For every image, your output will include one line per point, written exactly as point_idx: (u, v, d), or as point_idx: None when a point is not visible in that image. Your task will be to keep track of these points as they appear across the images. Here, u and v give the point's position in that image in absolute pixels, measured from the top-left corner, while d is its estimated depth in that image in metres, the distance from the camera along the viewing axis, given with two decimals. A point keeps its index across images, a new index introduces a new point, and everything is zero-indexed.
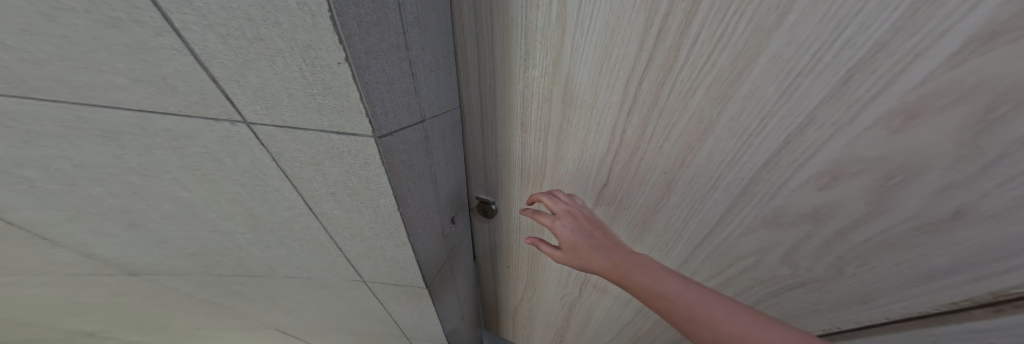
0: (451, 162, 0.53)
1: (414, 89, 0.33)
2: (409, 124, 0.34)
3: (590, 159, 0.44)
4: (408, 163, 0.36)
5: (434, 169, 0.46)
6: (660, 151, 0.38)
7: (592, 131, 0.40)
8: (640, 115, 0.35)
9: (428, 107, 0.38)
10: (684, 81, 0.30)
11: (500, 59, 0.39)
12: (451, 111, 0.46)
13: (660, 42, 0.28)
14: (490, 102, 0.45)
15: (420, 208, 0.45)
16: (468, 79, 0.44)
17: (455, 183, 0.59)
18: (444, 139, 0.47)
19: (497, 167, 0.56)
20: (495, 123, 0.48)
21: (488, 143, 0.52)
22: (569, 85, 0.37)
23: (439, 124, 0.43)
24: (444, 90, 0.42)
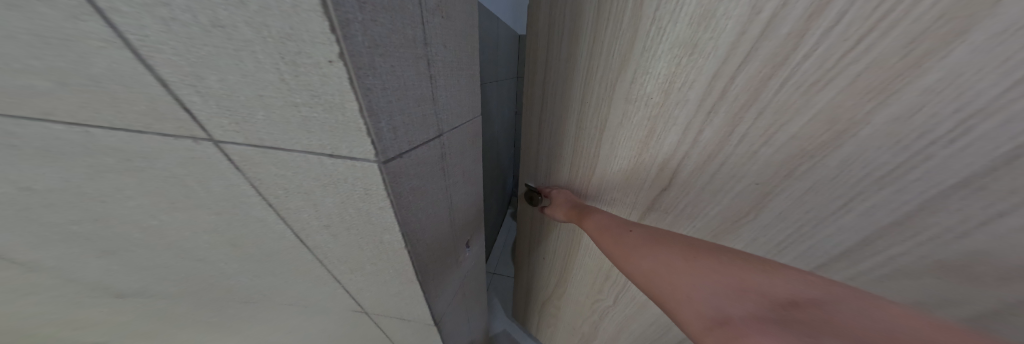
0: (465, 181, 0.47)
1: (426, 92, 0.27)
2: (425, 139, 0.29)
3: (648, 161, 0.42)
4: (420, 189, 0.31)
5: (450, 190, 0.41)
6: (754, 158, 0.33)
7: (665, 132, 0.38)
8: (729, 113, 0.31)
9: (442, 121, 0.33)
10: (806, 75, 0.25)
11: (566, 56, 0.47)
12: (460, 126, 0.40)
13: (774, 30, 0.25)
14: (552, 91, 0.53)
15: (432, 236, 0.39)
16: (538, 72, 0.55)
17: (470, 205, 0.52)
18: (459, 157, 0.41)
19: (548, 156, 0.61)
20: (553, 111, 0.54)
21: (545, 130, 0.59)
22: (642, 80, 0.37)
23: (451, 140, 0.37)
24: (453, 98, 0.36)
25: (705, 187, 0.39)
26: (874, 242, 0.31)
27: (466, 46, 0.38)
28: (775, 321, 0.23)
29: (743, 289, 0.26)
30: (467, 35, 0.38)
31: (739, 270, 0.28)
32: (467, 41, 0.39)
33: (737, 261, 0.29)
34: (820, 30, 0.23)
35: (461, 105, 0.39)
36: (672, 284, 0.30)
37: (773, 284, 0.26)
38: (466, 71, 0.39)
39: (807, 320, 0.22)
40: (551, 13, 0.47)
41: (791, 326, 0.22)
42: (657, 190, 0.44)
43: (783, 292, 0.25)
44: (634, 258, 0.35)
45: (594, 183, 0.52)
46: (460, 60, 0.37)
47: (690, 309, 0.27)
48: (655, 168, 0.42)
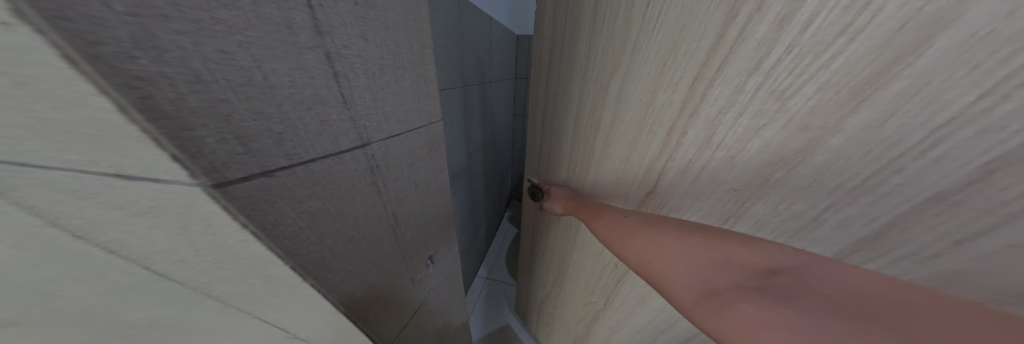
0: (397, 196, 0.41)
1: (332, 93, 0.23)
2: (326, 152, 0.23)
3: (637, 161, 0.42)
4: (335, 209, 0.27)
5: (375, 208, 0.35)
6: (732, 163, 0.32)
7: (653, 132, 0.38)
8: (707, 118, 0.31)
9: (357, 129, 0.27)
10: (778, 81, 0.25)
11: (568, 57, 0.50)
12: (390, 136, 0.35)
13: (750, 37, 0.25)
14: (558, 89, 0.56)
15: (349, 263, 0.33)
16: (543, 72, 0.59)
17: (406, 219, 0.47)
18: (386, 171, 0.36)
19: (552, 153, 0.63)
20: (559, 107, 0.57)
21: (551, 127, 0.61)
22: (632, 79, 0.38)
23: (375, 152, 0.32)
24: (380, 101, 0.31)
25: (685, 192, 0.38)
26: (847, 256, 0.29)
27: (403, 44, 0.33)
28: (757, 288, 0.26)
29: (729, 265, 0.29)
30: (408, 31, 0.34)
31: (723, 246, 0.30)
32: (408, 39, 0.34)
33: (722, 237, 0.31)
34: (791, 35, 0.23)
35: (393, 109, 0.34)
36: (664, 264, 0.32)
37: (753, 254, 0.29)
38: (405, 72, 0.35)
39: (781, 287, 0.25)
40: (558, 16, 0.51)
41: (769, 291, 0.25)
42: (643, 192, 0.43)
43: (763, 262, 0.28)
44: (627, 241, 0.37)
45: (591, 181, 0.53)
46: (398, 58, 0.33)
47: (684, 285, 0.30)
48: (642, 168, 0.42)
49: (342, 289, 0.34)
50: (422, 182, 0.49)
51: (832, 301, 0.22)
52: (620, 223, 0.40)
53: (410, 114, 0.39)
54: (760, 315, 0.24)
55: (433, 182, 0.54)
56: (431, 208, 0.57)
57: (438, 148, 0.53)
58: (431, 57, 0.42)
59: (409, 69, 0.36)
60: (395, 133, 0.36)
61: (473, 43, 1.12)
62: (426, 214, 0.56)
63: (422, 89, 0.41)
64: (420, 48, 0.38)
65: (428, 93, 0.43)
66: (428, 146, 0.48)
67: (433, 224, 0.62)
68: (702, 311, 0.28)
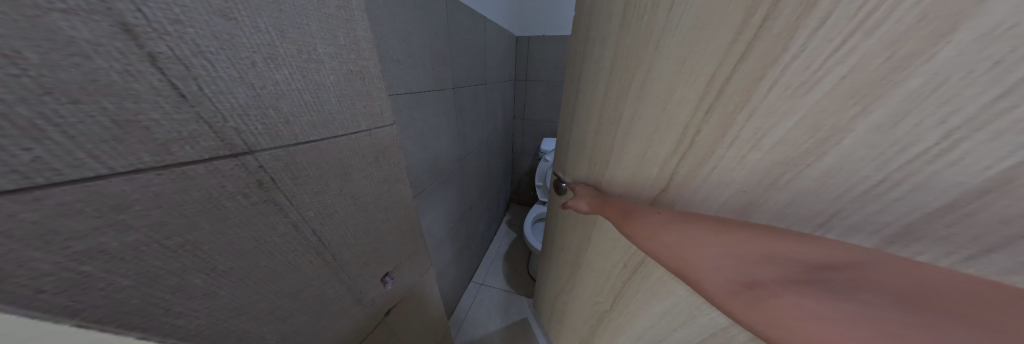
0: (319, 214, 0.34)
1: (165, 83, 0.17)
2: (141, 167, 0.17)
3: (649, 163, 0.32)
4: (183, 239, 0.20)
5: (272, 232, 0.28)
6: (738, 165, 0.23)
7: (661, 141, 0.29)
8: (722, 111, 0.23)
9: (225, 134, 0.21)
10: (792, 82, 0.18)
11: (598, 26, 0.39)
12: (297, 143, 0.28)
13: (772, 25, 0.18)
14: (576, 78, 0.47)
15: (224, 302, 0.26)
16: (576, 49, 0.47)
17: (339, 239, 0.39)
18: (293, 186, 0.29)
19: (569, 151, 0.53)
20: (575, 99, 0.48)
21: (568, 120, 0.53)
22: (647, 73, 0.30)
23: (267, 163, 0.25)
24: (277, 99, 0.25)
25: (685, 204, 0.28)
26: None
27: (315, 32, 0.28)
28: (800, 281, 0.19)
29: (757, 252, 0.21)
30: (323, 18, 0.29)
31: (763, 233, 0.22)
32: (325, 26, 0.29)
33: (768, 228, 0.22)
34: (807, 31, 0.17)
35: (304, 109, 0.28)
36: (690, 257, 0.26)
37: (802, 242, 0.20)
38: (321, 65, 0.29)
39: (839, 283, 0.17)
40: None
41: (816, 287, 0.18)
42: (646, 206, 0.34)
43: (817, 254, 0.19)
44: (645, 233, 0.30)
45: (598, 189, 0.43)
46: (308, 48, 0.27)
47: (708, 278, 0.24)
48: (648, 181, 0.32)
49: (219, 334, 0.26)
50: (365, 196, 0.42)
51: (896, 297, 0.15)
52: (636, 212, 0.33)
53: (336, 117, 0.33)
54: (796, 309, 0.18)
55: (386, 194, 0.47)
56: (384, 224, 0.50)
57: (389, 157, 0.46)
58: (368, 51, 0.37)
59: (328, 62, 0.30)
60: (309, 140, 0.29)
61: (467, 44, 1.05)
62: (376, 232, 0.48)
63: (354, 86, 0.35)
64: (345, 39, 0.32)
65: (366, 93, 0.38)
66: (373, 154, 0.41)
67: (389, 241, 0.54)
68: (732, 304, 0.22)
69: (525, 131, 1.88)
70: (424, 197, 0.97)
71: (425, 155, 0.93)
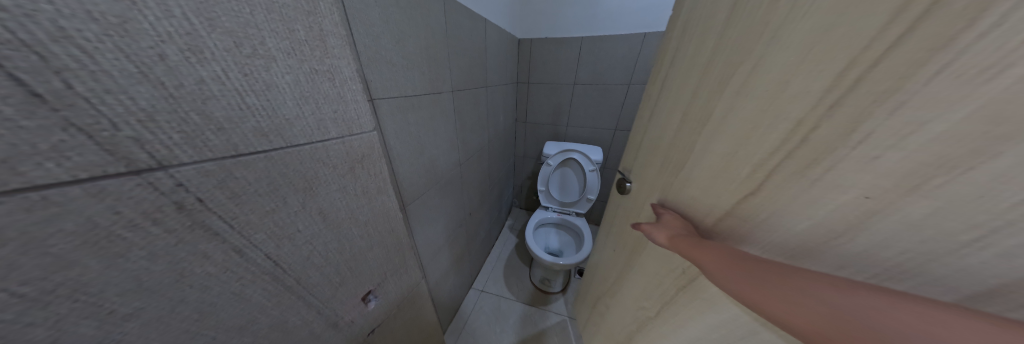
0: (274, 237, 0.29)
1: (1, 76, 0.12)
2: None
3: (743, 161, 0.29)
4: (46, 282, 0.16)
5: (200, 261, 0.23)
6: (863, 162, 0.19)
7: (750, 150, 0.28)
8: (865, 102, 0.19)
9: (118, 145, 0.16)
10: (968, 68, 0.15)
11: (705, 10, 0.37)
12: (240, 155, 0.23)
13: None
14: (669, 80, 0.45)
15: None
16: (675, 36, 0.45)
17: (303, 261, 0.34)
18: (233, 207, 0.24)
19: (644, 147, 0.52)
20: (662, 103, 0.46)
21: (650, 123, 0.50)
22: (763, 59, 0.26)
23: (190, 182, 0.20)
24: (205, 101, 0.20)
25: (778, 203, 0.25)
26: None
27: (264, 23, 0.23)
28: None
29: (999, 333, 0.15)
30: (275, 8, 0.24)
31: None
32: (278, 17, 0.25)
33: None
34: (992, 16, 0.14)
35: (248, 114, 0.23)
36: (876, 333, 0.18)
37: None
38: (274, 62, 0.25)
39: None
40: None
41: None
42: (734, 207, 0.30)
43: None
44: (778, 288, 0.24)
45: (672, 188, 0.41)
46: (254, 41, 0.23)
47: None
48: (731, 189, 0.30)
49: None
50: (338, 212, 0.37)
51: None
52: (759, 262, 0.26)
53: (297, 123, 0.28)
54: None
55: (366, 207, 0.42)
56: (366, 240, 0.45)
57: (368, 166, 0.41)
58: (337, 48, 0.32)
59: (284, 59, 0.26)
60: (258, 151, 0.25)
61: (467, 45, 1.01)
62: (355, 249, 0.43)
63: (321, 88, 0.31)
64: (307, 33, 0.28)
65: (336, 96, 0.33)
66: (347, 165, 0.36)
67: (374, 257, 0.49)
68: None
69: (528, 136, 1.82)
70: (420, 204, 0.92)
71: (421, 160, 0.88)
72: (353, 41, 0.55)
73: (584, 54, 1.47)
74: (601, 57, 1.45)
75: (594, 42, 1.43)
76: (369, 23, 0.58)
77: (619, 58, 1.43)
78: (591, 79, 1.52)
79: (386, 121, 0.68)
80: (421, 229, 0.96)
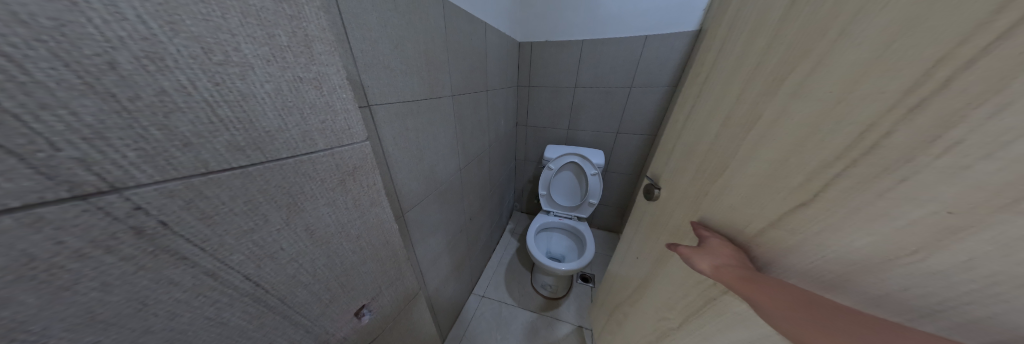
0: (253, 257, 0.27)
1: None
2: None
3: (794, 169, 0.26)
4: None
5: (166, 287, 0.21)
6: (948, 175, 0.17)
7: (800, 159, 0.26)
8: (961, 108, 0.17)
9: (57, 167, 0.14)
10: None
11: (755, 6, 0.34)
12: (210, 172, 0.21)
13: None
14: (706, 85, 0.43)
15: None
16: (717, 35, 0.43)
17: (288, 281, 0.32)
18: (204, 229, 0.22)
19: (676, 150, 0.49)
20: (698, 108, 0.44)
21: (682, 129, 0.48)
22: (826, 57, 0.24)
23: (151, 204, 0.18)
24: (166, 115, 0.18)
25: (835, 219, 0.23)
26: None
27: (238, 27, 0.21)
28: None
29: None
30: (252, 11, 0.23)
31: None
32: (255, 21, 0.23)
33: None
34: None
35: (220, 127, 0.21)
36: None
37: None
38: (251, 69, 0.23)
39: None
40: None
41: None
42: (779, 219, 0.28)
43: None
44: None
45: (709, 196, 0.38)
46: (228, 47, 0.21)
47: None
48: (777, 201, 0.28)
49: None
50: (327, 227, 0.35)
51: None
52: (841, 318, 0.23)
53: (278, 135, 0.26)
54: None
55: (358, 221, 0.40)
56: (358, 254, 0.42)
57: (360, 178, 0.39)
58: (325, 54, 0.30)
59: (262, 66, 0.24)
60: (232, 167, 0.23)
61: (467, 49, 0.99)
62: (347, 264, 0.41)
63: (307, 97, 0.29)
64: (290, 38, 0.26)
65: (324, 105, 0.31)
66: (336, 177, 0.34)
67: (368, 272, 0.46)
68: None
69: (529, 139, 1.80)
70: (419, 211, 0.90)
71: (420, 166, 0.86)
72: (348, 45, 0.53)
73: (585, 57, 1.45)
74: (603, 60, 1.43)
75: (595, 45, 1.41)
76: (366, 27, 0.56)
77: (621, 61, 1.40)
78: (593, 82, 1.50)
79: (383, 127, 0.66)
80: (420, 236, 0.94)
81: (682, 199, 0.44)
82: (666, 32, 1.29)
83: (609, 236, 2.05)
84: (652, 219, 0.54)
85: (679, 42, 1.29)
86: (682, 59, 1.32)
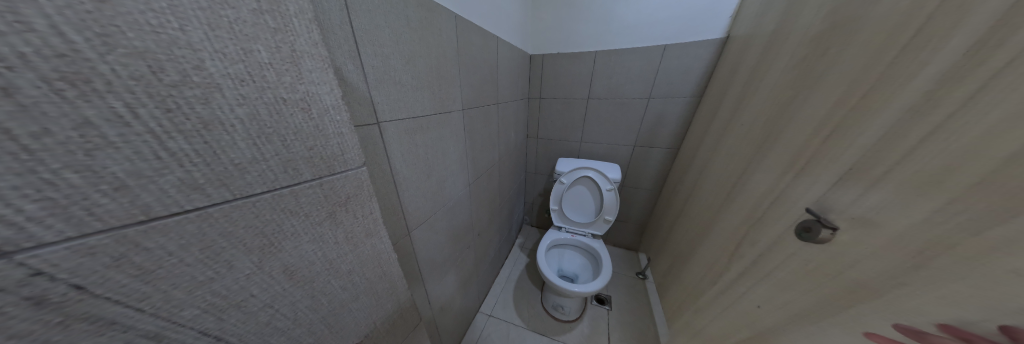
0: (215, 310, 0.22)
1: None
2: None
3: None
4: None
5: None
6: None
7: None
8: None
9: None
10: None
11: (956, 68, 0.36)
12: (152, 219, 0.18)
13: None
14: (887, 117, 0.43)
15: None
16: (895, 83, 0.43)
17: (260, 330, 0.27)
18: (142, 286, 0.18)
19: (853, 193, 0.47)
20: (872, 155, 0.44)
21: (846, 158, 0.48)
22: None
23: (61, 267, 0.14)
24: (90, 152, 0.14)
25: None
26: None
27: (204, 42, 0.18)
28: None
29: None
30: (223, 23, 0.19)
31: None
32: (225, 35, 0.19)
33: None
34: None
35: (170, 163, 0.18)
36: None
37: None
38: (218, 91, 0.19)
39: None
40: (954, 33, 0.37)
41: None
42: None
43: None
44: None
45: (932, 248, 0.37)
46: (186, 65, 0.18)
47: None
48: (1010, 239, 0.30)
49: None
50: (311, 266, 0.30)
51: None
52: None
53: (251, 167, 0.22)
54: None
55: (350, 254, 0.36)
56: (349, 290, 0.37)
57: (353, 208, 0.34)
58: (316, 72, 0.27)
59: (235, 88, 0.20)
60: (185, 210, 0.19)
61: (478, 63, 0.97)
62: (335, 302, 0.36)
63: (291, 122, 0.25)
64: (272, 55, 0.23)
65: (314, 130, 0.27)
66: (325, 210, 0.30)
67: (361, 307, 0.41)
68: None
69: (541, 152, 1.74)
70: (426, 228, 0.85)
71: (429, 183, 0.82)
72: (360, 61, 0.51)
73: (600, 68, 1.40)
74: (619, 70, 1.37)
75: (611, 56, 1.36)
76: (377, 43, 0.54)
77: (639, 71, 1.34)
78: (608, 93, 1.44)
79: (391, 144, 0.64)
80: (426, 254, 0.89)
81: (859, 230, 0.45)
82: (689, 40, 1.22)
83: (627, 254, 1.91)
84: (816, 253, 0.52)
85: (703, 51, 1.22)
86: (707, 68, 1.24)
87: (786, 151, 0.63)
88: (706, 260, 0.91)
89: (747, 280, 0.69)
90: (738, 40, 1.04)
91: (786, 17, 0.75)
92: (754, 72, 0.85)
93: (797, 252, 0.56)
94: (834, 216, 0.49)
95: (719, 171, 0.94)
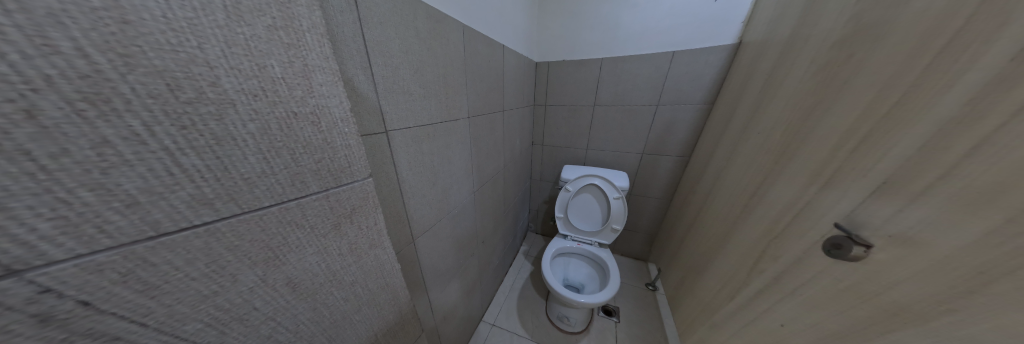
0: (217, 324, 0.22)
1: None
2: None
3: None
4: None
5: None
6: None
7: None
8: None
9: None
10: None
11: (995, 83, 0.34)
12: (162, 235, 0.18)
13: None
14: (925, 128, 0.41)
15: None
16: (927, 96, 0.41)
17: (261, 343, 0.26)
18: (147, 300, 0.18)
19: (888, 209, 0.45)
20: (906, 170, 0.43)
21: (876, 171, 0.46)
22: None
23: (69, 284, 0.14)
24: (105, 171, 0.15)
25: None
26: None
27: (224, 61, 0.19)
28: None
29: None
30: (239, 40, 0.19)
31: None
32: (241, 51, 0.20)
33: None
34: None
35: (181, 179, 0.18)
36: None
37: None
38: (231, 107, 0.19)
39: None
40: (993, 43, 0.35)
41: None
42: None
43: None
44: None
45: (982, 271, 0.35)
46: (202, 82, 0.18)
47: None
48: None
49: None
50: (314, 277, 0.30)
51: None
52: None
53: (259, 181, 0.22)
54: None
55: (354, 265, 0.35)
56: (352, 301, 0.37)
57: (359, 219, 0.34)
58: (327, 86, 0.27)
59: (248, 102, 0.21)
60: (194, 225, 0.19)
61: (484, 71, 0.98)
62: (338, 314, 0.35)
63: (300, 136, 0.25)
64: (285, 69, 0.23)
65: (322, 142, 0.27)
66: (330, 222, 0.30)
67: (362, 319, 0.40)
68: None
69: (546, 159, 1.74)
70: (431, 236, 0.85)
71: (434, 190, 0.82)
72: (370, 72, 0.52)
73: (606, 75, 1.40)
74: (626, 78, 1.36)
75: (618, 63, 1.35)
76: (387, 54, 0.55)
77: (646, 78, 1.33)
78: (615, 100, 1.43)
79: (398, 152, 0.64)
80: (430, 262, 0.88)
81: (899, 250, 0.43)
82: (698, 47, 1.21)
83: (635, 264, 1.85)
84: (850, 272, 0.49)
85: (712, 58, 1.20)
86: (717, 75, 1.22)
87: (809, 160, 0.60)
88: (721, 274, 0.88)
89: (769, 296, 0.65)
90: (752, 46, 1.02)
91: (802, 25, 0.74)
92: (769, 81, 0.84)
93: (825, 270, 0.53)
94: (869, 233, 0.47)
95: (734, 180, 0.91)
